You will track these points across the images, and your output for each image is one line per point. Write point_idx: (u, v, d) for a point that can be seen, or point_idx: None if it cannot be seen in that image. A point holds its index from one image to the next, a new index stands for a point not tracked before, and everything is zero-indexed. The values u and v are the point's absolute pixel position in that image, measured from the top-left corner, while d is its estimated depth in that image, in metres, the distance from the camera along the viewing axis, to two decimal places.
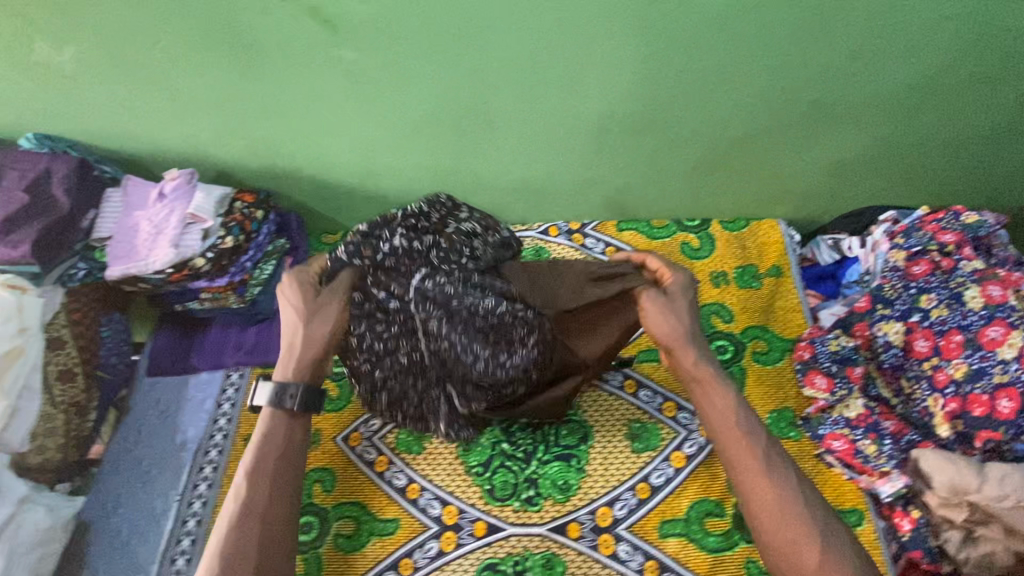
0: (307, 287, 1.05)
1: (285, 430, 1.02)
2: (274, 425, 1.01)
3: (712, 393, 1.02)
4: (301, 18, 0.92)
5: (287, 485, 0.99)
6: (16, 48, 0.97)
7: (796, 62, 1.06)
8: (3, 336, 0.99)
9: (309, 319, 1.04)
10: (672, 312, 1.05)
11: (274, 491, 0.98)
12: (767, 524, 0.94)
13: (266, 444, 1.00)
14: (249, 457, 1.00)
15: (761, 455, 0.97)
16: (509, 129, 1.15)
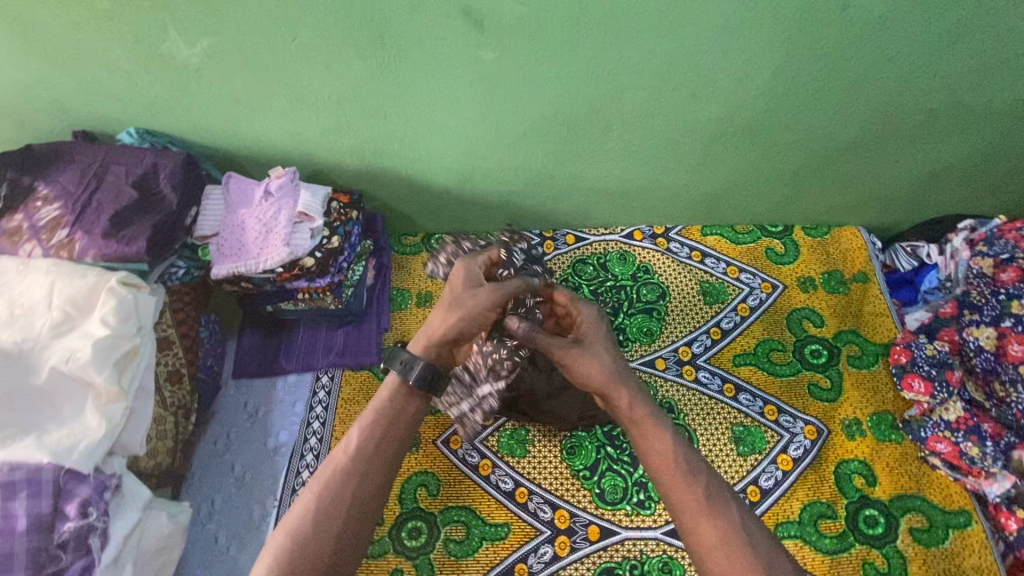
0: (472, 281, 0.94)
1: (401, 397, 0.84)
2: (392, 394, 0.84)
3: (650, 437, 0.80)
4: (454, 17, 0.92)
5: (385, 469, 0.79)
6: (149, 39, 0.96)
7: (922, 77, 1.06)
8: (123, 335, 0.96)
9: (458, 313, 0.90)
10: (594, 345, 0.87)
11: (376, 457, 0.79)
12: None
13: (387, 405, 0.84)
14: (357, 429, 0.81)
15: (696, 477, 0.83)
16: (623, 132, 1.15)
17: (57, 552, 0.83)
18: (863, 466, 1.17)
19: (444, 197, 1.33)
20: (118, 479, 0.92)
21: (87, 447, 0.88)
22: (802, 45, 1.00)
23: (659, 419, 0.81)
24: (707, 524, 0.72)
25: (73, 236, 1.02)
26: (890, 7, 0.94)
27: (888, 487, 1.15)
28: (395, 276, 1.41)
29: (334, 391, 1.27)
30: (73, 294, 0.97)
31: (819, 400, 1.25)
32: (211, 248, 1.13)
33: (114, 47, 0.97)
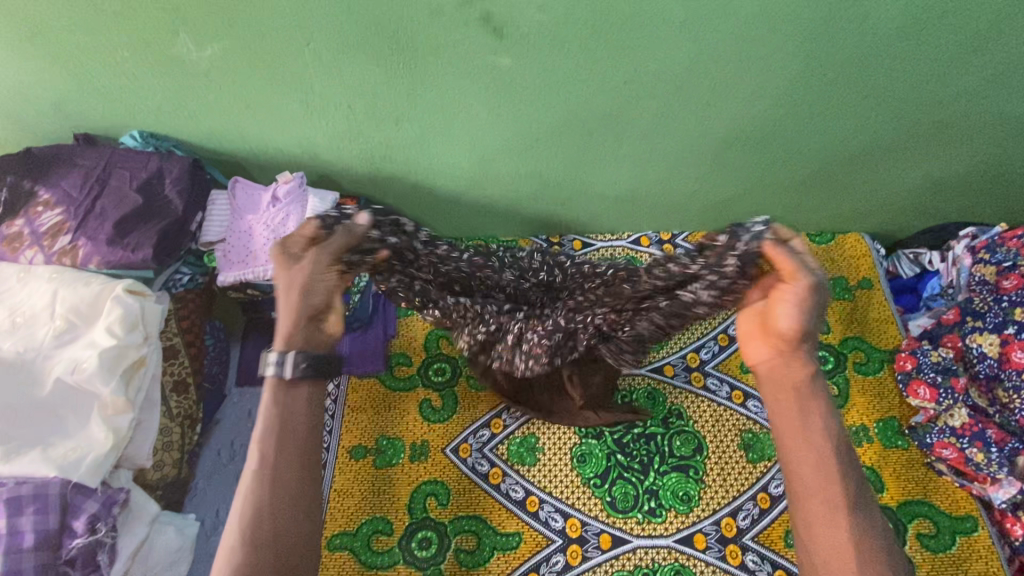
0: (292, 253, 0.86)
1: (298, 401, 0.87)
2: (274, 395, 0.85)
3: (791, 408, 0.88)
4: (471, 24, 0.91)
5: (297, 464, 0.84)
6: (156, 42, 0.93)
7: (934, 88, 1.06)
8: (130, 345, 0.93)
9: (301, 287, 0.86)
10: (805, 306, 0.83)
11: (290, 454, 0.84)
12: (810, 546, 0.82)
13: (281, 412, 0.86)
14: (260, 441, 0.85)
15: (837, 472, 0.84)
16: (634, 139, 1.15)
17: (65, 568, 0.82)
18: (871, 473, 1.18)
19: (451, 203, 1.32)
20: (126, 493, 0.89)
21: (93, 461, 0.86)
22: (820, 57, 0.99)
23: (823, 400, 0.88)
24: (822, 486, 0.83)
25: (76, 242, 1.01)
26: (909, 19, 0.94)
27: (895, 493, 1.17)
28: None
29: (339, 399, 1.26)
30: (77, 303, 0.95)
31: None
32: (217, 254, 1.12)
33: (120, 50, 0.95)
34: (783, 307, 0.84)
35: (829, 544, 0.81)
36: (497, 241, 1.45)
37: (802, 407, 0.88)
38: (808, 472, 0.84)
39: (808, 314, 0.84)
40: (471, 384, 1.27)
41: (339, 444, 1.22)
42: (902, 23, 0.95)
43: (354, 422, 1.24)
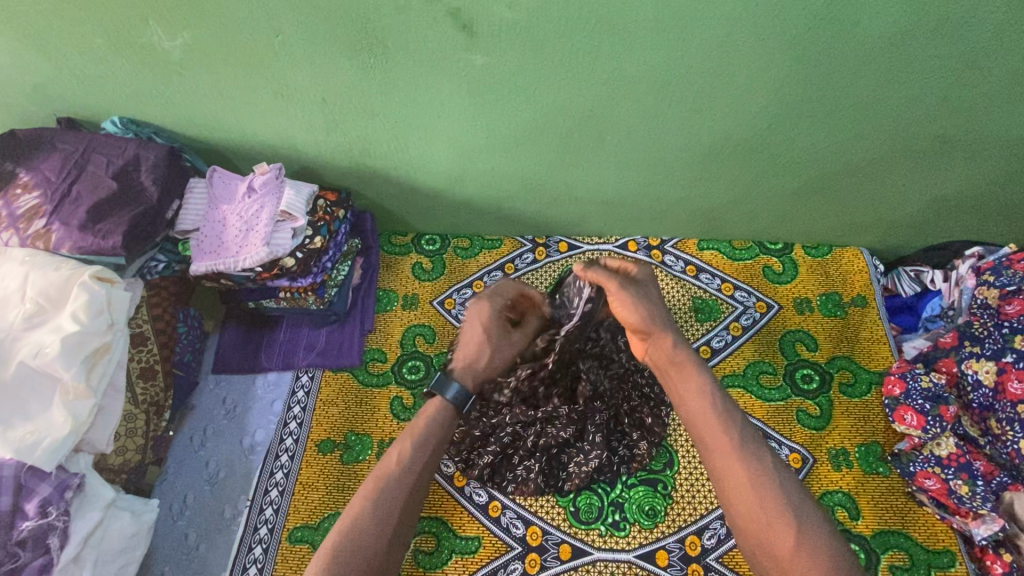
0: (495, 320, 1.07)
1: (440, 424, 0.98)
2: (434, 415, 0.99)
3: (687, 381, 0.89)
4: (441, 20, 0.89)
5: (424, 481, 0.93)
6: (129, 30, 0.94)
7: (934, 101, 1.01)
8: (94, 332, 0.96)
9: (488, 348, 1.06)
10: (631, 304, 0.93)
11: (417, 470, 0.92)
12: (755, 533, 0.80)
13: (429, 430, 0.97)
14: (406, 441, 0.95)
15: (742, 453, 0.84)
16: (618, 144, 1.12)
17: (16, 549, 0.86)
18: (847, 498, 1.15)
19: (433, 200, 1.30)
20: (81, 478, 0.94)
21: (50, 445, 0.89)
22: (812, 62, 0.95)
23: (697, 374, 0.90)
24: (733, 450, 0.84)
25: (51, 226, 1.01)
26: (904, 27, 0.89)
27: (870, 522, 1.13)
28: (383, 276, 1.38)
29: (313, 392, 1.26)
30: (46, 286, 0.96)
31: (806, 427, 1.21)
32: (191, 243, 1.12)
33: (93, 36, 0.95)
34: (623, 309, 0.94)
35: (749, 512, 0.81)
36: (481, 239, 1.42)
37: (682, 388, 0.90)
38: (720, 450, 0.84)
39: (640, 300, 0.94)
40: None
41: (308, 437, 1.21)
42: (897, 31, 0.90)
43: (324, 416, 1.23)
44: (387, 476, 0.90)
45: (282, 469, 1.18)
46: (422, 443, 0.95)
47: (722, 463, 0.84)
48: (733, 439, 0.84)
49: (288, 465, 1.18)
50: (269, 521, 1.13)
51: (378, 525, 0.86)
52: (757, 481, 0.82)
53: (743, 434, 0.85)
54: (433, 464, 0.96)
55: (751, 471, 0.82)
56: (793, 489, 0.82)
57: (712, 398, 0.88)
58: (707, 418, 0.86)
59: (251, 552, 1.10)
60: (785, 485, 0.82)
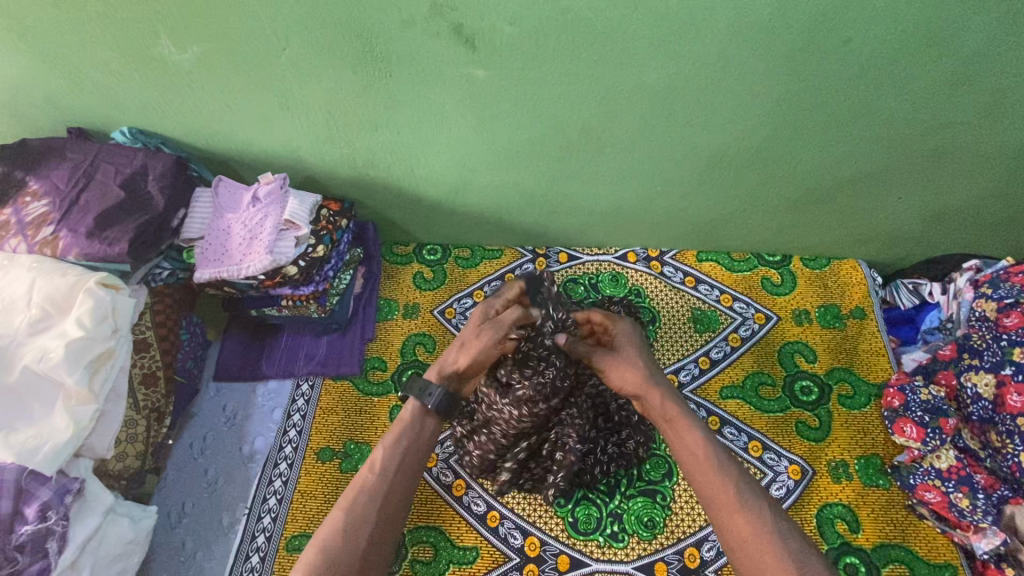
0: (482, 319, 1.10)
1: (417, 426, 1.00)
2: (410, 419, 1.01)
3: (685, 433, 0.95)
4: (444, 35, 0.91)
5: (402, 492, 0.94)
6: (141, 43, 0.96)
7: (927, 115, 1.03)
8: (99, 337, 0.97)
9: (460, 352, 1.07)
10: (619, 367, 1.01)
11: (392, 477, 0.94)
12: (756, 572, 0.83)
13: (401, 435, 0.99)
14: (380, 450, 0.97)
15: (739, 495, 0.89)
16: (617, 156, 1.13)
17: (14, 554, 0.87)
18: (847, 511, 1.14)
19: (435, 211, 1.32)
20: (82, 483, 0.94)
21: (50, 450, 0.90)
22: (807, 77, 0.97)
23: (694, 424, 0.97)
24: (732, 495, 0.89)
25: (58, 234, 1.02)
26: (897, 43, 0.91)
27: (870, 535, 1.12)
28: (384, 285, 1.39)
29: (312, 400, 1.26)
30: (52, 292, 0.97)
31: (806, 439, 1.21)
32: (195, 251, 1.13)
33: (105, 49, 0.98)
34: (613, 371, 1.01)
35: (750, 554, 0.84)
36: (482, 250, 1.43)
37: (677, 434, 0.97)
38: (720, 499, 0.89)
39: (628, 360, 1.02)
40: None
41: (307, 445, 1.21)
42: (890, 48, 0.92)
43: (323, 424, 1.23)
44: (363, 489, 0.92)
45: (280, 477, 1.18)
46: (398, 453, 0.97)
47: (726, 511, 0.88)
48: (732, 486, 0.89)
49: (287, 473, 1.18)
50: (267, 529, 1.13)
51: (352, 540, 0.87)
52: (756, 525, 0.85)
53: (741, 483, 0.90)
54: (409, 469, 0.96)
55: (750, 514, 0.87)
56: (794, 536, 0.85)
57: (707, 449, 0.94)
58: (704, 470, 0.92)
59: (248, 560, 1.10)
60: (784, 532, 0.85)
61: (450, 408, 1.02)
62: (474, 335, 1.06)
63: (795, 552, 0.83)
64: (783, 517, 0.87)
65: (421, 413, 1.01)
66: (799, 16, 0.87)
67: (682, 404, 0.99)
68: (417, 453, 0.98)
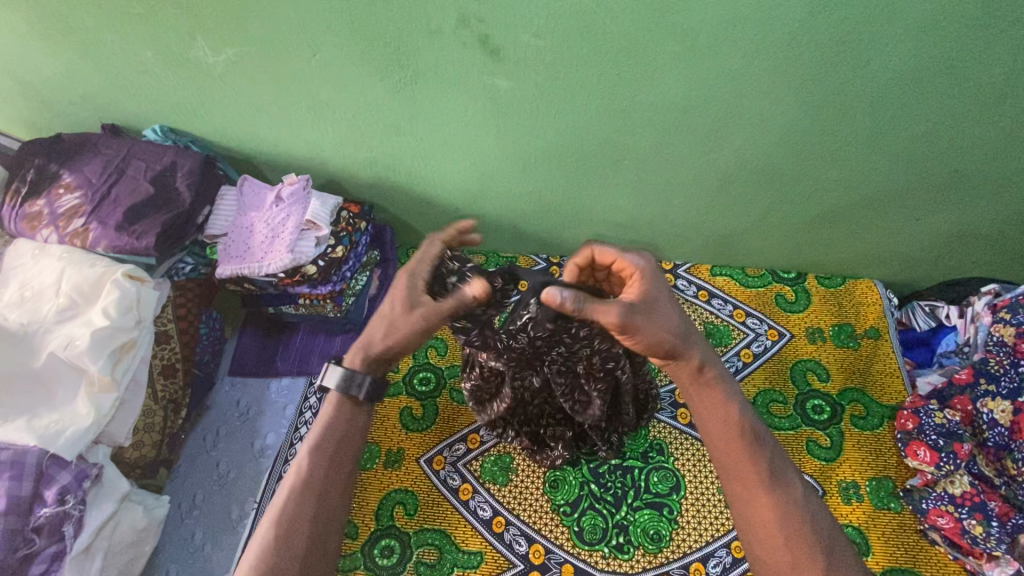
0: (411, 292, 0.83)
1: (346, 420, 0.86)
2: (337, 410, 0.86)
3: (714, 405, 0.83)
4: (470, 45, 0.93)
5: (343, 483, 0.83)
6: (176, 44, 0.99)
7: (949, 136, 1.03)
8: (122, 327, 0.99)
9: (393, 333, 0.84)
10: (661, 318, 0.79)
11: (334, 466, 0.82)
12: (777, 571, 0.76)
13: (327, 431, 0.84)
14: (306, 452, 0.83)
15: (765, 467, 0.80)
16: (635, 167, 1.15)
17: (32, 535, 0.89)
18: (857, 533, 1.12)
19: (452, 216, 1.33)
20: (99, 469, 0.96)
21: (72, 435, 0.92)
22: (828, 96, 0.98)
23: (728, 391, 0.84)
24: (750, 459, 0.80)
25: (88, 226, 1.06)
26: (920, 64, 0.91)
27: (880, 559, 1.10)
28: None
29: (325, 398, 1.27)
30: (79, 282, 1.00)
31: (816, 457, 1.20)
32: (219, 247, 1.16)
33: (143, 50, 1.01)
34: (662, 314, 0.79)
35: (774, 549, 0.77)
36: (496, 256, 1.45)
37: (701, 398, 0.84)
38: (747, 477, 0.80)
39: (665, 307, 0.80)
40: (453, 398, 1.28)
41: None
42: (911, 71, 0.92)
43: None
44: (287, 496, 0.79)
45: None
46: (325, 447, 0.83)
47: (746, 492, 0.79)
48: (761, 468, 0.80)
49: None
50: None
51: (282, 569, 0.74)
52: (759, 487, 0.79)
53: (771, 462, 0.81)
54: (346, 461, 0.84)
55: (780, 504, 0.78)
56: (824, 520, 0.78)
57: (739, 418, 0.83)
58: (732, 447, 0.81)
59: None
60: (816, 520, 0.78)
61: (373, 394, 0.86)
62: (389, 305, 0.84)
63: (812, 523, 0.78)
64: (807, 485, 0.81)
65: (348, 404, 0.86)
66: (821, 36, 0.88)
67: (716, 370, 0.84)
68: (356, 432, 0.86)
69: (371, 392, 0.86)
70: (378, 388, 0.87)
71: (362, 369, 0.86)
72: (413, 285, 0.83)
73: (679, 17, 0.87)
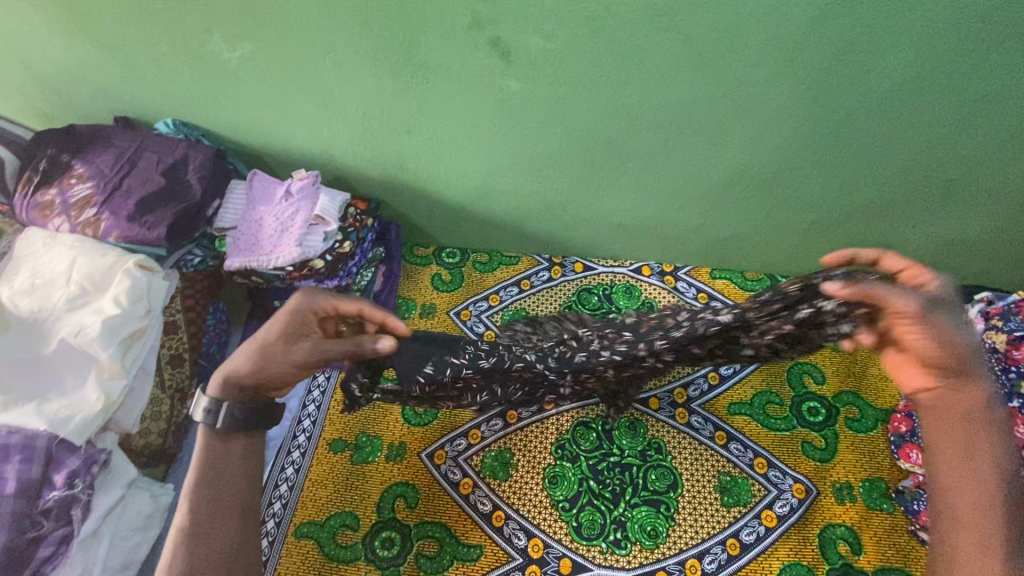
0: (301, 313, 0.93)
1: (231, 444, 0.90)
2: (207, 441, 0.89)
3: (956, 416, 0.84)
4: (482, 47, 0.96)
5: (237, 489, 0.88)
6: (193, 39, 1.01)
7: (945, 145, 1.05)
8: (133, 316, 1.01)
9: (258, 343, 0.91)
10: (943, 330, 0.83)
11: (218, 493, 0.86)
12: (943, 545, 0.80)
13: (208, 461, 0.88)
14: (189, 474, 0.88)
15: (998, 517, 0.77)
16: (639, 170, 1.17)
17: (40, 518, 0.90)
18: (850, 533, 1.15)
19: (458, 215, 1.36)
20: (108, 454, 0.99)
21: (82, 420, 0.94)
22: (829, 104, 1.00)
23: (1003, 446, 0.80)
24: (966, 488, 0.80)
25: (100, 216, 1.08)
26: (917, 75, 0.94)
27: (873, 559, 1.12)
28: (404, 285, 1.44)
29: (328, 391, 1.30)
30: (91, 272, 1.02)
31: (811, 459, 1.23)
32: (227, 240, 1.18)
33: (159, 44, 1.03)
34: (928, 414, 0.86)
35: (963, 547, 0.78)
36: (500, 256, 1.47)
37: (970, 442, 0.82)
38: (985, 541, 0.76)
39: (942, 334, 0.83)
40: None
41: (321, 435, 1.24)
42: (909, 81, 0.95)
43: (337, 416, 1.27)
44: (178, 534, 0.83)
45: (293, 465, 1.21)
46: (207, 472, 0.88)
47: (987, 524, 0.77)
48: (995, 532, 0.76)
49: (299, 461, 1.21)
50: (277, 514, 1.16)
51: (200, 566, 0.81)
52: (986, 549, 0.76)
53: (1010, 504, 0.77)
54: (247, 469, 0.90)
55: (1008, 542, 0.75)
56: (1020, 523, 0.76)
57: (1006, 463, 0.79)
58: (960, 501, 0.80)
59: None
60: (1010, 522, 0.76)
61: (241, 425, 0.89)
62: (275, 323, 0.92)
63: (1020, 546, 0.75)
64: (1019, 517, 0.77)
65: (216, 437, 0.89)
66: (823, 46, 0.91)
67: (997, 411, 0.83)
68: (251, 478, 0.90)
69: (229, 423, 0.89)
70: (240, 423, 0.89)
71: (224, 397, 0.90)
72: (307, 314, 0.93)
73: (685, 24, 0.90)
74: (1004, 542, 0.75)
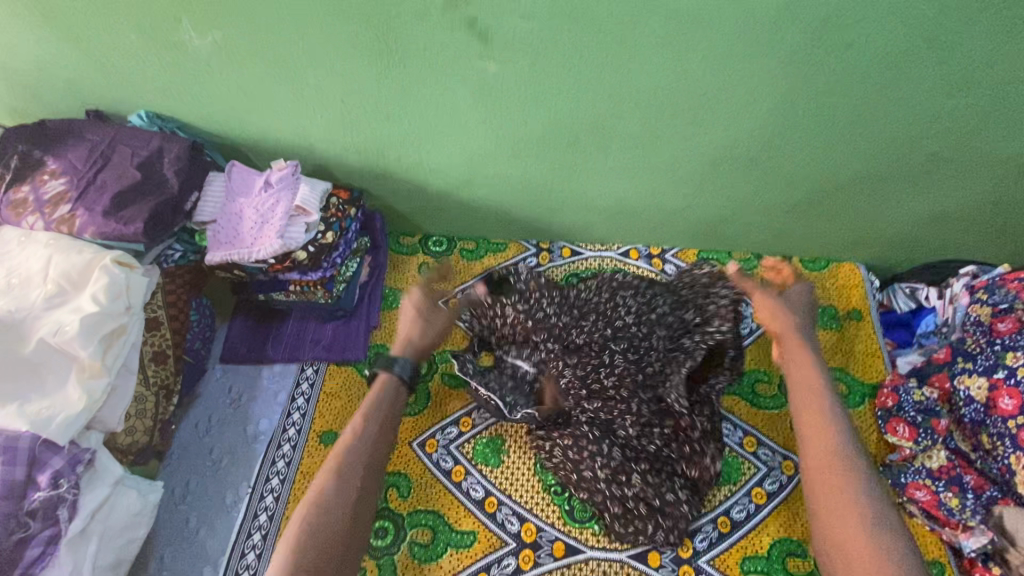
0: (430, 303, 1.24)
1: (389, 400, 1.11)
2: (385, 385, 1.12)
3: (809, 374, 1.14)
4: (459, 28, 0.94)
5: (376, 462, 1.03)
6: (161, 27, 0.99)
7: (928, 119, 1.05)
8: (112, 314, 0.99)
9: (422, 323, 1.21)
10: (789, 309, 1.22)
11: (366, 462, 1.02)
12: (830, 531, 0.99)
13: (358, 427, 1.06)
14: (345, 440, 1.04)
15: (853, 494, 0.99)
16: (623, 152, 1.16)
17: (26, 519, 0.89)
18: None
19: (442, 203, 1.34)
20: (92, 454, 0.98)
21: (63, 421, 0.92)
22: (812, 79, 0.99)
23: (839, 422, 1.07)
24: (830, 465, 1.03)
25: (75, 212, 1.06)
26: (899, 48, 0.93)
27: None
28: (390, 275, 1.42)
29: (317, 384, 1.29)
30: (68, 269, 1.00)
31: None
32: (208, 234, 1.15)
33: (127, 33, 1.01)
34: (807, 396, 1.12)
35: (842, 531, 0.97)
36: (487, 242, 1.46)
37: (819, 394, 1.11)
38: (834, 510, 1.00)
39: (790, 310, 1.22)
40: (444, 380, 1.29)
41: (311, 428, 1.24)
42: (891, 54, 0.94)
43: (326, 408, 1.26)
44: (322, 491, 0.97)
45: (284, 458, 1.20)
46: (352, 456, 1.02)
47: (831, 498, 1.00)
48: (851, 498, 0.99)
49: (290, 454, 1.21)
50: (270, 508, 1.16)
51: (324, 530, 0.93)
52: (858, 535, 0.95)
53: (865, 499, 0.98)
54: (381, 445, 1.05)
55: (878, 537, 0.94)
56: (880, 501, 0.98)
57: (846, 448, 1.04)
58: (836, 494, 1.00)
59: (250, 537, 1.13)
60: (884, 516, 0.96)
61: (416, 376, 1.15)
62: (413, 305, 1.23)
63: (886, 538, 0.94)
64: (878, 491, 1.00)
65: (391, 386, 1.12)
66: (804, 19, 0.90)
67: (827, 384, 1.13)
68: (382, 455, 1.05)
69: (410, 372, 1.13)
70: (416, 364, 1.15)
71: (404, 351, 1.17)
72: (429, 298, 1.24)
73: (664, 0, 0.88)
74: (863, 515, 0.97)
